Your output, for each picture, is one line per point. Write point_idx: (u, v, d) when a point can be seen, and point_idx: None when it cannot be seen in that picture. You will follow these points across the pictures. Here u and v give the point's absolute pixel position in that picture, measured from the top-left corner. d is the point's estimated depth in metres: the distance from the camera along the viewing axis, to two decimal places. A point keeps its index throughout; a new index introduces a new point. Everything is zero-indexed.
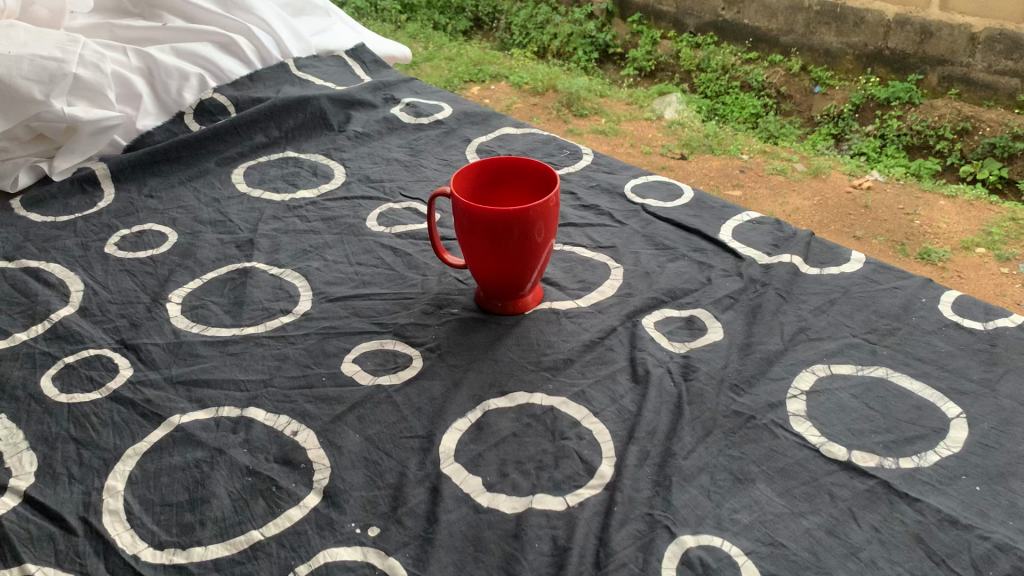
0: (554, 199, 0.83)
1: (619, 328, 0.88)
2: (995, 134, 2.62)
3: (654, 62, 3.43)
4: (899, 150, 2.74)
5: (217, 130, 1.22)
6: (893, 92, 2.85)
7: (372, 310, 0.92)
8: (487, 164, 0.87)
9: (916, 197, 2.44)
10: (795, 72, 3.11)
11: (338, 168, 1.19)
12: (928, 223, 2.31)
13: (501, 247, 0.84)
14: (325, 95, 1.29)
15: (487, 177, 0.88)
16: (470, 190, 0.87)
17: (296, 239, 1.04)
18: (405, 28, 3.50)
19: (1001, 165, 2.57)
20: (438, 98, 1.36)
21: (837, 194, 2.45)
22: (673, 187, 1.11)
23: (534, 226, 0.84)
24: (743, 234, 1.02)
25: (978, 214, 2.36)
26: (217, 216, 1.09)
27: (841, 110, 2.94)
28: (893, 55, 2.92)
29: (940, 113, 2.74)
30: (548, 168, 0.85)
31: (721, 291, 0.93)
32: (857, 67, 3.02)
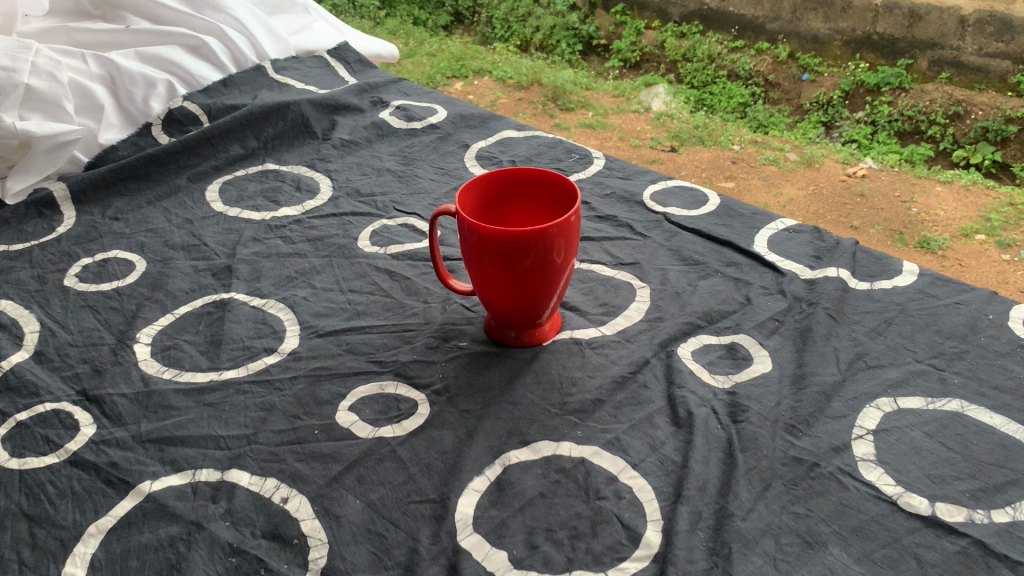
0: (576, 215, 0.72)
1: (652, 359, 0.77)
2: (986, 117, 2.50)
3: (639, 54, 3.29)
4: (891, 136, 2.63)
5: (188, 141, 1.10)
6: (884, 78, 2.72)
7: (368, 347, 0.81)
8: (498, 176, 0.76)
9: (912, 184, 2.35)
10: (783, 59, 3.00)
11: (324, 181, 1.07)
12: (925, 211, 2.21)
13: (516, 271, 0.73)
14: (306, 99, 1.18)
15: (498, 190, 0.77)
16: (478, 205, 0.76)
17: (280, 263, 0.93)
18: (383, 25, 3.38)
19: (994, 149, 2.47)
20: (430, 100, 1.24)
21: (831, 183, 2.35)
22: (697, 192, 1.01)
23: (554, 247, 0.72)
24: (780, 245, 0.91)
25: (975, 200, 2.27)
26: (190, 239, 0.98)
27: (830, 96, 2.80)
28: (882, 40, 2.81)
29: (932, 97, 2.62)
30: (568, 180, 0.74)
31: (763, 312, 0.82)
32: (846, 52, 2.91)
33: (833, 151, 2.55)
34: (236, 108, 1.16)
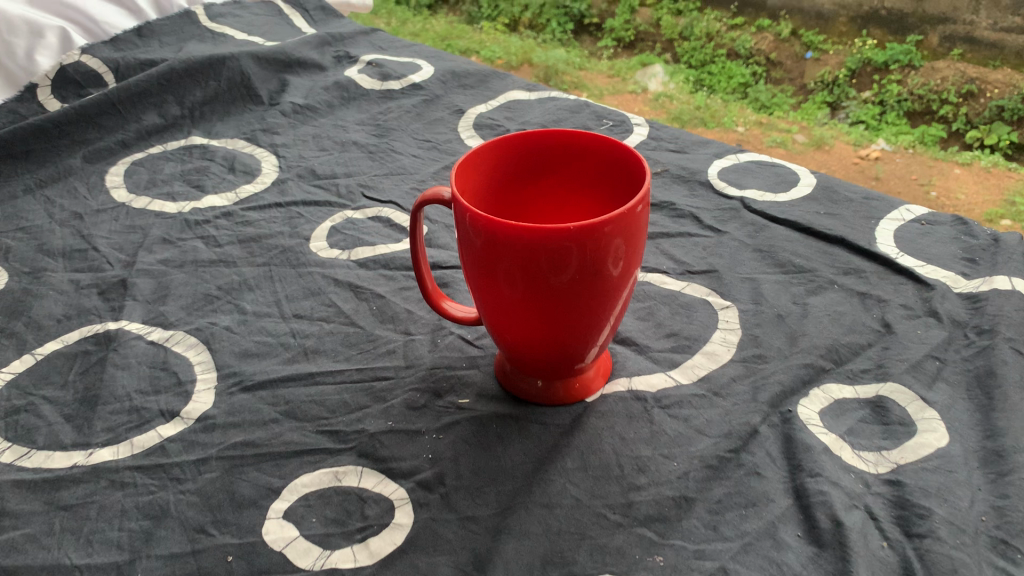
0: (645, 201, 0.44)
1: (760, 426, 0.50)
2: (1002, 95, 1.90)
3: (633, 32, 2.55)
4: (899, 116, 2.00)
5: (84, 108, 0.81)
6: (892, 54, 2.10)
7: (318, 408, 0.53)
8: (518, 141, 0.48)
9: (931, 165, 1.82)
10: (785, 37, 2.33)
11: (267, 158, 0.79)
12: (944, 195, 1.69)
13: (551, 293, 0.45)
14: (246, 52, 0.89)
15: (518, 164, 0.49)
16: (489, 186, 0.49)
17: (196, 275, 0.65)
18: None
19: (1011, 129, 1.85)
20: (412, 54, 0.96)
21: (842, 166, 1.82)
22: (783, 169, 0.73)
23: (610, 254, 0.44)
24: (912, 243, 0.64)
25: (1003, 182, 1.72)
26: (75, 242, 0.69)
27: (835, 75, 2.17)
28: (891, 15, 2.18)
29: (943, 75, 2.00)
30: (628, 145, 0.46)
31: (915, 347, 0.55)
32: (852, 29, 2.25)
33: (840, 133, 1.97)
34: (150, 62, 0.86)
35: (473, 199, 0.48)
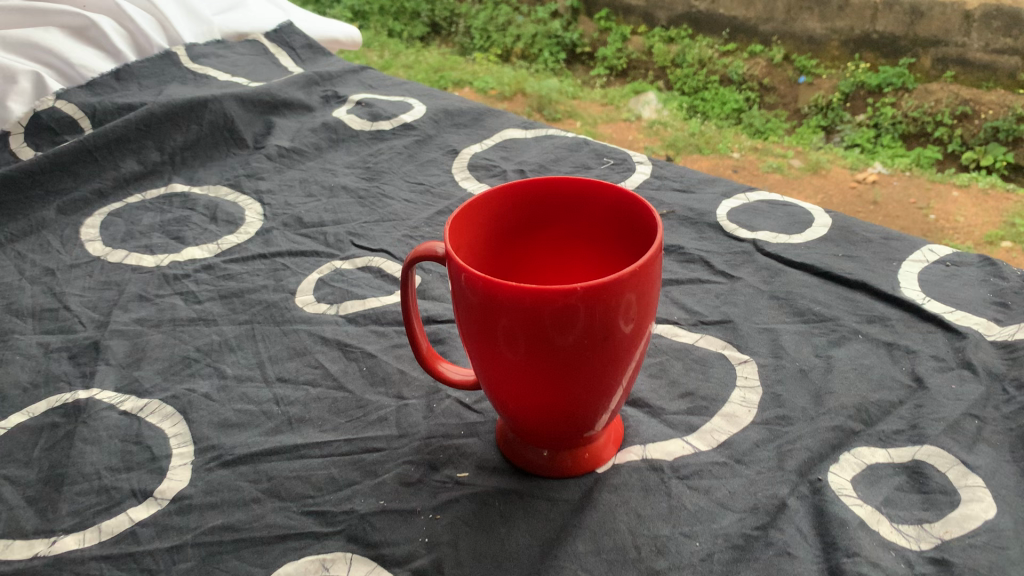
0: (657, 255, 0.40)
1: (789, 499, 0.45)
2: (997, 116, 1.87)
3: (626, 60, 2.47)
4: (894, 139, 1.97)
5: (59, 156, 0.77)
6: (885, 78, 2.05)
7: (304, 485, 0.48)
8: (516, 191, 0.44)
9: (927, 187, 1.80)
10: (778, 62, 2.25)
11: (251, 206, 0.75)
12: (944, 217, 1.67)
13: (556, 358, 0.41)
14: (230, 94, 0.85)
15: (517, 215, 0.45)
16: (486, 241, 0.44)
17: (174, 336, 0.61)
18: (343, 6, 2.83)
19: (1006, 150, 1.84)
20: (403, 93, 0.92)
21: (840, 190, 1.79)
22: (796, 209, 0.69)
23: (621, 314, 0.40)
24: (938, 286, 0.60)
25: (998, 205, 1.71)
26: (46, 301, 0.65)
27: (829, 98, 2.11)
28: (882, 39, 2.11)
29: (937, 97, 1.97)
30: (636, 195, 0.42)
31: (952, 404, 0.50)
32: (845, 53, 2.18)
33: (836, 158, 1.93)
34: (129, 107, 0.83)
35: (469, 255, 0.44)
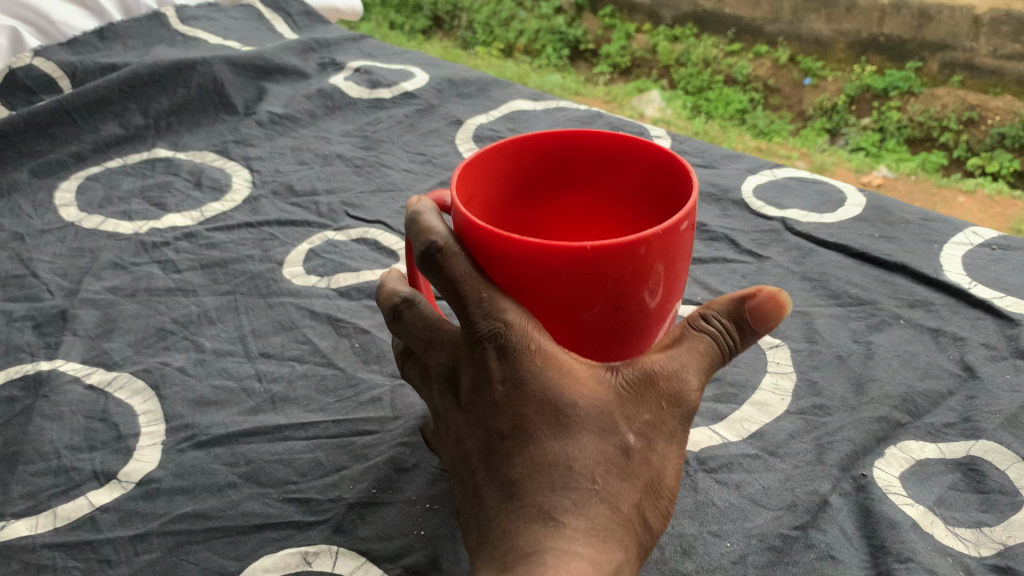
0: (690, 215, 0.34)
1: (831, 496, 0.40)
2: (1004, 122, 1.67)
3: (629, 58, 2.26)
4: (899, 144, 1.77)
5: (34, 116, 0.72)
6: (891, 81, 1.88)
7: (286, 470, 0.43)
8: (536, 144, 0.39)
9: (934, 195, 1.53)
10: (783, 63, 2.07)
11: (239, 173, 0.70)
12: None
13: (570, 332, 0.35)
14: (221, 57, 0.80)
15: (537, 172, 0.40)
16: (500, 199, 0.40)
17: (149, 306, 0.55)
18: None
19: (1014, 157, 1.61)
20: (405, 62, 0.87)
21: None
22: (827, 187, 0.64)
23: (646, 282, 0.34)
24: (984, 271, 0.55)
25: (1004, 210, 1.39)
26: (12, 267, 0.60)
27: (834, 101, 1.93)
28: (890, 42, 1.95)
29: (944, 103, 1.78)
30: (672, 152, 0.37)
31: (1010, 397, 0.45)
32: (850, 56, 2.02)
33: (840, 160, 1.71)
34: (111, 67, 0.77)
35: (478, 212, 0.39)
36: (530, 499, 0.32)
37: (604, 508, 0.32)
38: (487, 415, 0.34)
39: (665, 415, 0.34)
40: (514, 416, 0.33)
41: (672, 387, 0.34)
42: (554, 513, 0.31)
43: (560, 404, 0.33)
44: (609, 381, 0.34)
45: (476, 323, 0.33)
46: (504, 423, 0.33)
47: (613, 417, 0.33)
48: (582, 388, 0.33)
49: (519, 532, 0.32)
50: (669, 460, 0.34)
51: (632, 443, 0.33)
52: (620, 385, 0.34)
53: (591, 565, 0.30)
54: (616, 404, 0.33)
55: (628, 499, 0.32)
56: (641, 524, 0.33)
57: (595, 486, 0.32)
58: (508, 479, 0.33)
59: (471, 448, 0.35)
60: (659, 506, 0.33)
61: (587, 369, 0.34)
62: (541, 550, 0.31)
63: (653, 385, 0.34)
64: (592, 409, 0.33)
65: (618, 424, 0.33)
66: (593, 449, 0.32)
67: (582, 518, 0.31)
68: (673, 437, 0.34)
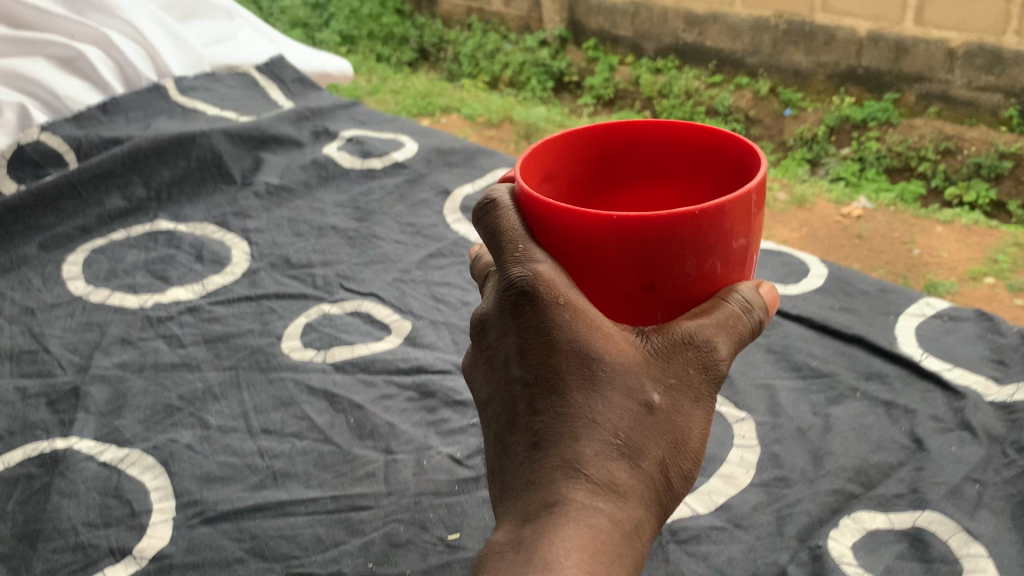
0: (737, 198, 0.33)
1: (789, 566, 0.44)
2: (979, 152, 1.68)
3: (613, 89, 2.22)
4: (878, 174, 1.74)
5: (42, 191, 0.75)
6: (870, 112, 1.84)
7: (289, 544, 0.47)
8: (623, 133, 0.40)
9: (913, 224, 1.57)
10: (764, 94, 2.00)
11: (238, 246, 0.73)
12: (928, 254, 1.45)
13: (614, 302, 0.36)
14: (218, 129, 0.84)
15: (620, 161, 0.41)
16: (574, 185, 0.41)
17: (157, 382, 0.59)
18: (330, 28, 2.70)
19: (988, 185, 1.64)
20: (395, 130, 0.91)
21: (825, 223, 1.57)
22: (791, 258, 0.69)
23: (686, 258, 0.34)
24: (935, 342, 0.59)
25: (980, 241, 1.49)
26: (25, 342, 0.63)
27: (814, 132, 1.87)
28: (867, 73, 1.88)
29: (921, 132, 1.76)
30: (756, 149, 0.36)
31: (954, 468, 0.49)
32: (831, 87, 1.95)
33: (822, 190, 1.69)
34: (115, 141, 0.81)
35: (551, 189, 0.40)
36: (553, 450, 0.35)
37: (626, 464, 0.34)
38: (515, 362, 0.36)
39: (694, 377, 0.36)
40: (542, 371, 0.35)
41: (703, 351, 0.35)
42: (579, 466, 0.34)
43: (590, 359, 0.34)
44: (639, 342, 0.36)
45: (510, 273, 0.36)
46: (534, 376, 0.36)
47: (640, 376, 0.35)
48: (615, 347, 0.35)
49: (543, 481, 0.34)
50: (695, 422, 0.36)
51: (658, 402, 0.35)
52: (649, 346, 0.35)
53: (609, 523, 0.33)
54: (644, 363, 0.35)
55: (653, 455, 0.35)
56: (665, 479, 0.35)
57: (621, 442, 0.34)
58: (535, 430, 0.35)
59: (503, 394, 0.37)
60: (684, 465, 0.35)
61: (619, 326, 0.36)
62: (561, 502, 0.33)
63: (683, 346, 0.35)
64: (623, 368, 0.35)
65: (647, 383, 0.35)
66: (622, 406, 0.34)
67: (603, 472, 0.34)
68: (700, 400, 0.36)
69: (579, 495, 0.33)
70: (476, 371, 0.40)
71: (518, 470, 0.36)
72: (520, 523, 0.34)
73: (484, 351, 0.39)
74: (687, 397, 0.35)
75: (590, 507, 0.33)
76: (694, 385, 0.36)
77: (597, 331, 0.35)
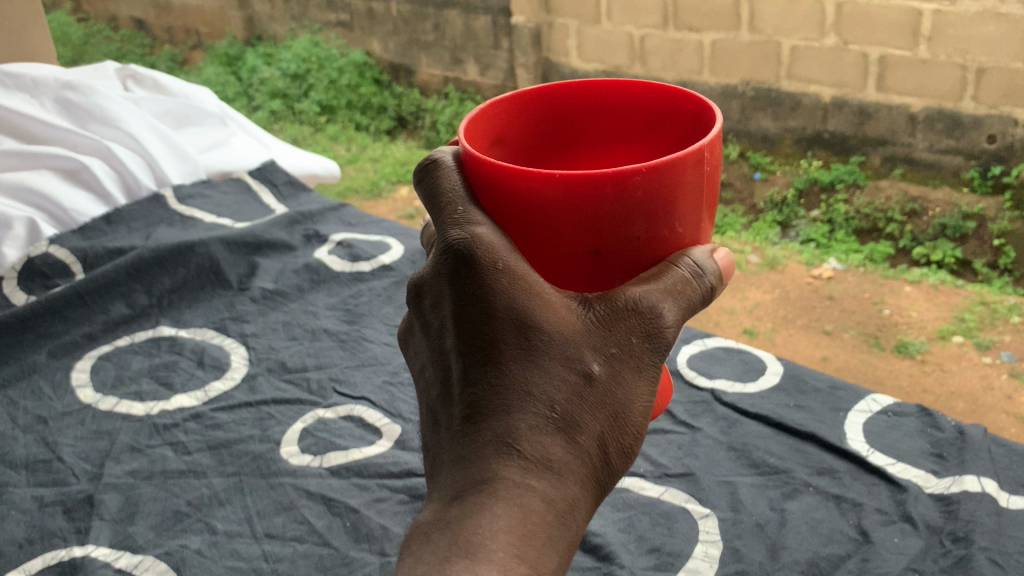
0: (681, 160, 0.40)
1: None
2: (943, 213, 1.85)
3: None
4: (848, 235, 1.92)
5: (52, 302, 0.80)
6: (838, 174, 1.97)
7: None
8: (572, 97, 0.46)
9: (881, 283, 1.76)
10: (734, 159, 2.12)
11: (237, 351, 0.78)
12: (897, 313, 1.64)
13: (563, 262, 0.43)
14: (216, 237, 0.89)
15: (572, 123, 0.47)
16: (528, 145, 0.47)
17: (166, 489, 0.63)
18: (310, 98, 2.78)
19: (953, 245, 1.82)
20: (382, 232, 0.97)
21: (798, 287, 1.76)
22: (749, 356, 0.75)
23: (634, 216, 0.41)
24: (880, 436, 0.65)
25: (948, 299, 1.68)
26: (38, 451, 0.68)
27: (784, 195, 2.02)
28: (834, 137, 1.98)
29: (888, 194, 1.92)
30: (703, 96, 0.43)
31: (896, 558, 0.55)
32: (798, 151, 2.05)
33: (792, 253, 1.89)
34: (120, 251, 0.87)
35: (504, 150, 0.46)
36: (491, 423, 0.42)
37: (562, 436, 0.42)
38: (460, 331, 0.43)
39: (633, 347, 0.43)
40: (486, 342, 0.42)
41: (648, 315, 0.42)
42: (514, 441, 0.41)
43: (529, 331, 0.42)
44: (583, 311, 0.43)
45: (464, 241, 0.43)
46: (476, 348, 0.43)
47: (581, 350, 0.42)
48: (556, 319, 0.42)
49: (480, 453, 0.42)
50: (632, 391, 0.43)
51: (596, 372, 0.42)
52: (592, 316, 0.42)
53: (541, 497, 0.41)
54: (585, 332, 0.42)
55: (591, 427, 0.42)
56: (601, 447, 0.42)
57: (557, 416, 0.42)
58: (476, 401, 0.43)
59: (451, 361, 0.44)
60: (623, 437, 0.43)
61: (562, 298, 0.43)
62: (495, 476, 0.41)
63: (624, 312, 0.42)
64: (563, 338, 0.42)
65: (585, 354, 0.42)
66: (560, 380, 0.42)
67: (537, 447, 0.41)
68: (641, 370, 0.43)
69: (513, 467, 0.41)
70: (423, 334, 0.47)
71: (462, 438, 0.43)
72: (453, 498, 0.42)
73: (432, 317, 0.46)
74: (625, 371, 0.43)
75: (523, 480, 0.41)
76: (632, 355, 0.43)
77: (543, 303, 0.42)
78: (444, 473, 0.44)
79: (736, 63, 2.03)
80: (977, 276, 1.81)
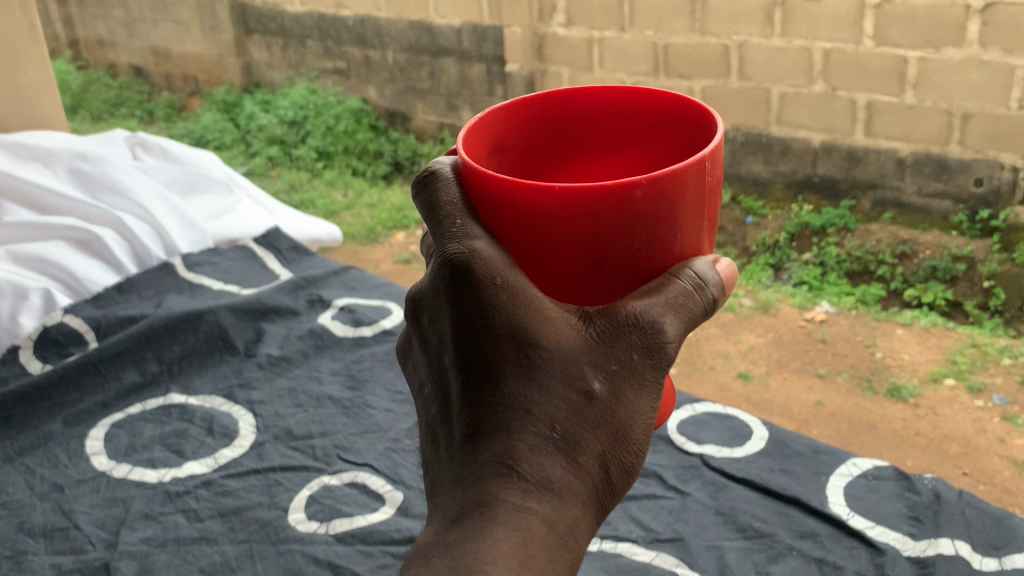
0: (683, 173, 0.41)
1: None
2: (933, 254, 1.86)
3: None
4: (839, 277, 1.91)
5: (68, 371, 0.84)
6: (828, 218, 2.00)
7: None
8: (575, 104, 0.48)
9: (873, 326, 1.78)
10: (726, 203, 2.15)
11: (245, 418, 0.82)
12: (890, 355, 1.67)
13: (566, 275, 0.44)
14: (224, 305, 0.93)
15: (576, 128, 0.48)
16: (528, 153, 0.48)
17: (179, 556, 0.66)
18: None
19: (943, 287, 1.83)
20: (383, 296, 1.00)
21: (791, 330, 1.79)
22: (736, 421, 0.78)
23: (634, 229, 0.42)
24: (861, 499, 0.68)
25: (939, 341, 1.70)
26: (56, 519, 0.71)
27: (776, 238, 2.03)
28: (824, 181, 2.03)
29: (879, 237, 1.94)
30: (704, 105, 0.44)
31: None
32: (789, 195, 2.09)
33: (784, 295, 1.89)
34: (132, 321, 0.90)
35: (504, 159, 0.48)
36: (492, 444, 0.44)
37: (561, 456, 0.44)
38: (461, 349, 0.45)
39: (636, 362, 0.44)
40: (486, 363, 0.44)
41: (650, 329, 0.44)
42: (516, 462, 0.44)
43: (528, 354, 0.44)
44: (586, 328, 0.44)
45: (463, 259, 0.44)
46: (474, 370, 0.45)
47: (581, 369, 0.44)
48: (557, 339, 0.44)
49: (480, 474, 0.44)
50: (633, 407, 0.45)
51: (597, 391, 0.44)
52: (594, 332, 0.44)
53: (541, 517, 0.43)
54: (587, 350, 0.44)
55: (591, 446, 0.44)
56: (601, 464, 0.45)
57: (557, 435, 0.44)
58: (476, 421, 0.45)
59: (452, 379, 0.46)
60: (624, 455, 0.45)
61: (565, 316, 0.44)
62: (495, 497, 0.44)
63: (626, 327, 0.44)
64: (564, 358, 0.44)
65: (586, 372, 0.44)
66: (560, 401, 0.44)
67: (538, 471, 0.44)
68: (643, 387, 0.45)
69: (514, 488, 0.44)
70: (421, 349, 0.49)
71: (462, 455, 0.46)
72: (455, 517, 0.45)
73: (431, 335, 0.48)
74: (626, 387, 0.44)
75: (523, 502, 0.43)
76: (634, 370, 0.44)
77: (546, 324, 0.44)
78: (446, 493, 0.46)
79: (728, 107, 2.08)
80: (967, 317, 1.79)
